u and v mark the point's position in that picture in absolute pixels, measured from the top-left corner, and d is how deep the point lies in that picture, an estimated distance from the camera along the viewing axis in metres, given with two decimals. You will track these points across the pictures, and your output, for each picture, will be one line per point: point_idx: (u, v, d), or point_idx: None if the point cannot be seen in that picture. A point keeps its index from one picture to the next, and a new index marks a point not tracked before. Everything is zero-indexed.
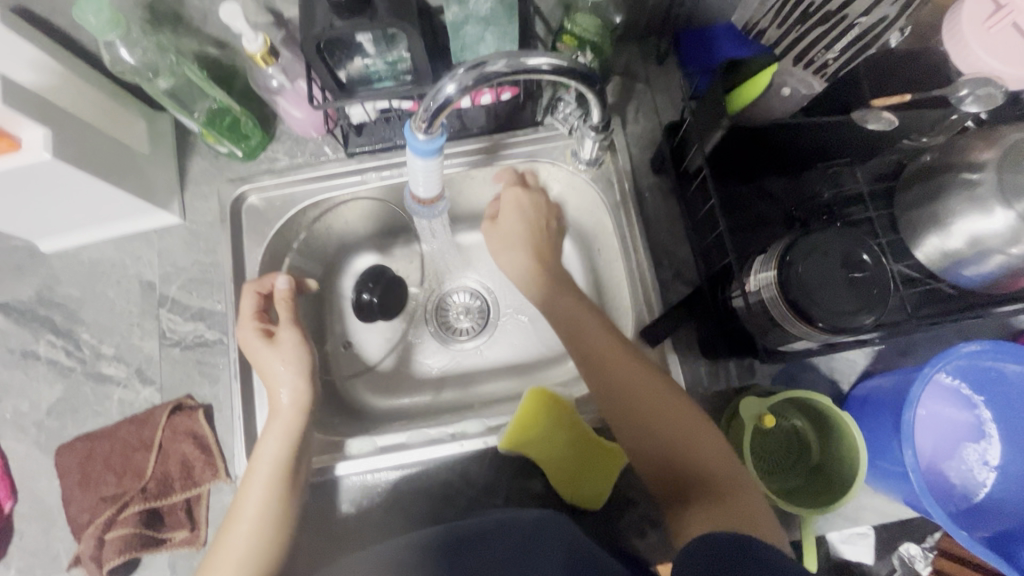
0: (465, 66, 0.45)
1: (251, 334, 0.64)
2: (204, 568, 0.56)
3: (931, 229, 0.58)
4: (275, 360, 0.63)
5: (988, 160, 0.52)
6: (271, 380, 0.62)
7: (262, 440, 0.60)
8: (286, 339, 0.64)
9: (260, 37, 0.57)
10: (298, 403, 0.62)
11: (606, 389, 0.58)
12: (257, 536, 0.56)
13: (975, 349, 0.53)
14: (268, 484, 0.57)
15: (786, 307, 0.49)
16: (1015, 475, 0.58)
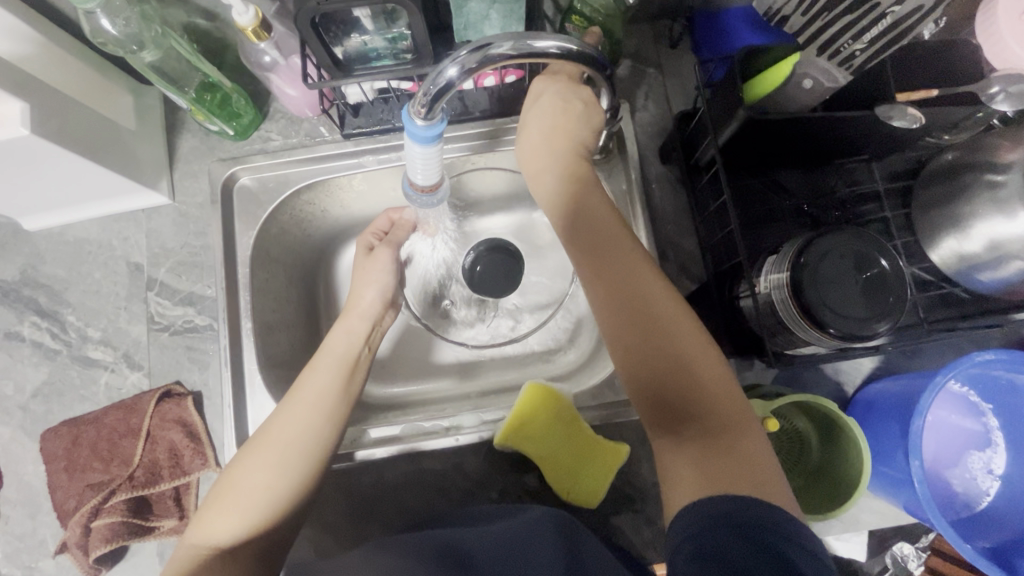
0: (469, 48, 0.42)
1: (363, 247, 0.66)
2: (256, 439, 0.54)
3: (948, 230, 0.55)
4: (367, 267, 0.64)
5: (1014, 161, 0.50)
6: (359, 289, 0.63)
7: (333, 334, 0.60)
8: (380, 257, 0.64)
9: (250, 10, 0.54)
10: (366, 312, 0.62)
11: (633, 324, 0.51)
12: (311, 418, 0.54)
13: (990, 358, 0.51)
14: (334, 367, 0.57)
15: (797, 312, 0.47)
16: (1019, 485, 0.57)
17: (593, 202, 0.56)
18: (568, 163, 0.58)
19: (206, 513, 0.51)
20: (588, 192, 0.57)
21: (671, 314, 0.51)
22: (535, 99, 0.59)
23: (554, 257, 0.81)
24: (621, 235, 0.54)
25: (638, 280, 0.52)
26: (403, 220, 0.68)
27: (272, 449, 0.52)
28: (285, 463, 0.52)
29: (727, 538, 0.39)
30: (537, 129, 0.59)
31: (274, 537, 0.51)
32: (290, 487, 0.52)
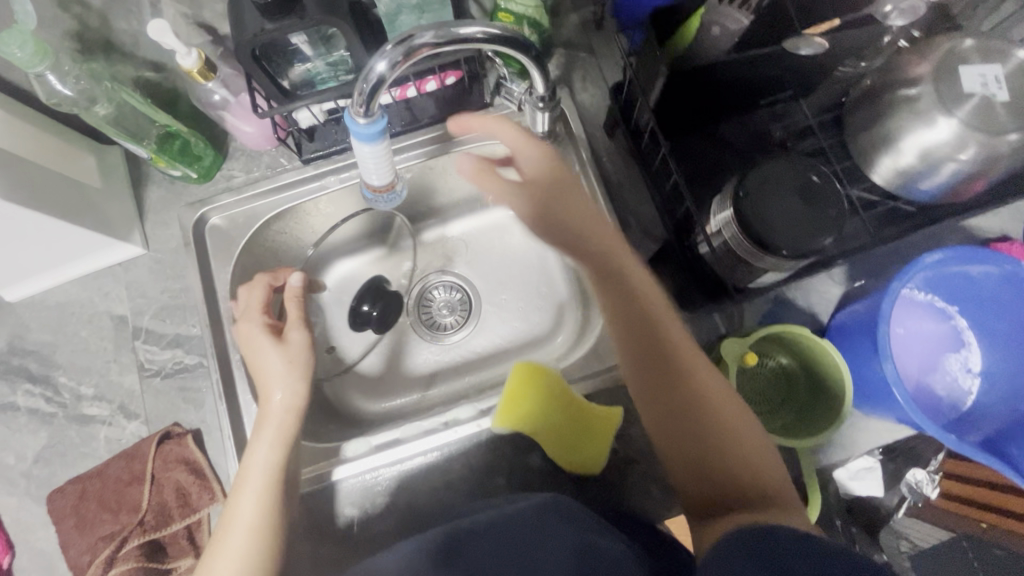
0: (393, 42, 0.43)
1: (257, 329, 0.60)
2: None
3: (883, 151, 0.58)
4: (275, 359, 0.59)
5: (923, 74, 0.54)
6: (265, 381, 0.58)
7: (253, 446, 0.56)
8: (295, 341, 0.60)
9: (193, 52, 0.57)
10: (291, 409, 0.58)
11: (671, 388, 0.54)
12: (260, 532, 0.52)
13: (935, 261, 0.54)
14: (262, 492, 0.53)
15: (747, 243, 0.50)
16: (998, 378, 0.59)
17: (615, 274, 0.59)
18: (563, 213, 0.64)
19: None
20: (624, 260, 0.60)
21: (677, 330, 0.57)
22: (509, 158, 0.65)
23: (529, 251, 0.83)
24: (652, 306, 0.58)
25: (677, 348, 0.55)
26: (292, 288, 0.64)
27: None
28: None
29: (803, 553, 0.34)
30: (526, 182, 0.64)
31: None
32: None
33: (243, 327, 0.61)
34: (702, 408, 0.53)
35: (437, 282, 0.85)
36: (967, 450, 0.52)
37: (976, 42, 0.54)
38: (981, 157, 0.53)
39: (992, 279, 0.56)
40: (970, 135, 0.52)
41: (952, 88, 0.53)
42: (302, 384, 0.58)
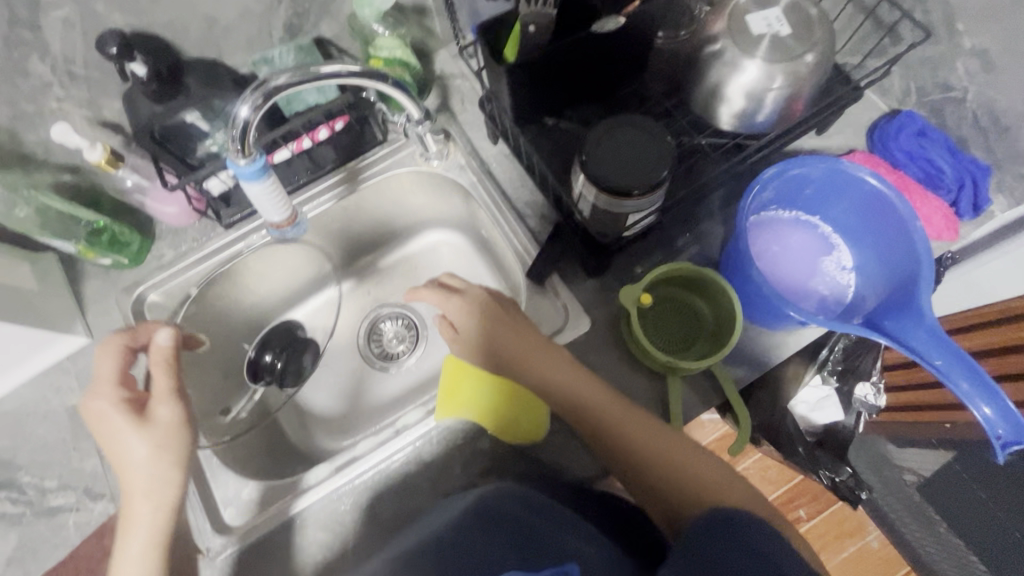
0: (250, 89, 0.51)
1: (111, 410, 0.60)
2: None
3: (715, 102, 0.67)
4: (135, 439, 0.59)
5: (719, 32, 0.63)
6: (126, 465, 0.59)
7: (132, 523, 0.58)
8: (163, 419, 0.61)
9: (98, 146, 0.65)
10: (161, 484, 0.59)
11: (615, 448, 0.62)
12: None
13: (772, 174, 0.63)
14: (137, 571, 0.56)
15: (607, 194, 0.56)
16: (869, 268, 0.65)
17: (530, 348, 0.68)
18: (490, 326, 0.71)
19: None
20: (526, 343, 0.69)
21: (603, 405, 0.63)
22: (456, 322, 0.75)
23: (460, 265, 0.91)
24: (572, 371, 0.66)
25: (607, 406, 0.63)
26: (161, 346, 0.65)
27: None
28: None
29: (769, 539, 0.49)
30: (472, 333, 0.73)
31: None
32: None
33: (95, 406, 0.60)
34: (631, 444, 0.62)
35: (383, 315, 0.92)
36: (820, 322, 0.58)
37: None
38: (789, 82, 0.63)
39: (828, 182, 0.64)
40: (775, 67, 0.62)
41: (746, 36, 0.62)
42: (172, 466, 0.59)
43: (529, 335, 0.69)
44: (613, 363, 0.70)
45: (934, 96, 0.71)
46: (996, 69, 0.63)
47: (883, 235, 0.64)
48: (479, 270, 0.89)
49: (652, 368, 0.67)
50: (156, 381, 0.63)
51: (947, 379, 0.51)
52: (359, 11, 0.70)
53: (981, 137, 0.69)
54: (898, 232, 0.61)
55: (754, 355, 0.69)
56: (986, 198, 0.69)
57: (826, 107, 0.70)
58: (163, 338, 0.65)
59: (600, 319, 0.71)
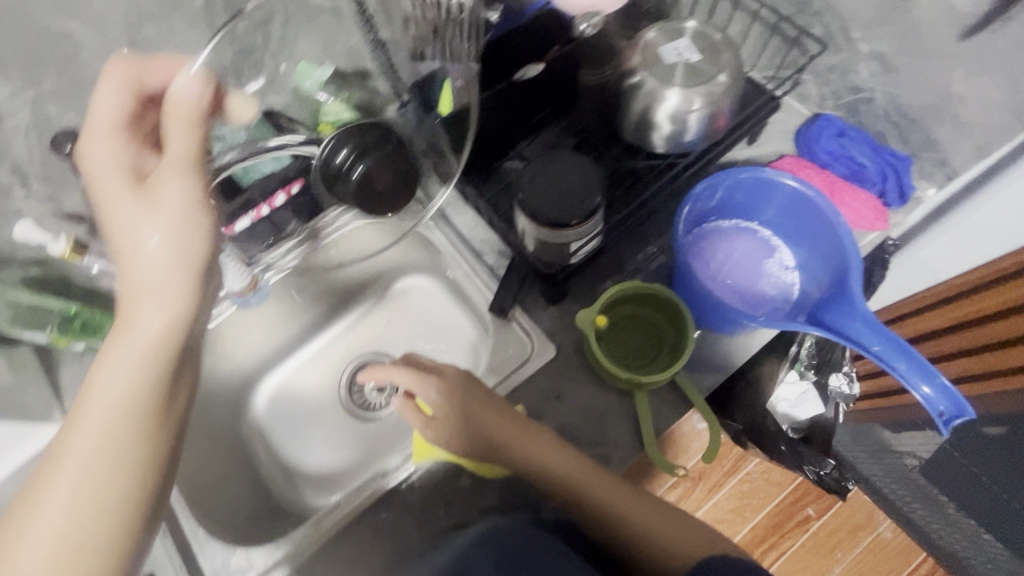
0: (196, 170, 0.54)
1: (124, 167, 0.51)
2: (25, 496, 0.46)
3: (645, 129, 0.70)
4: (137, 220, 0.49)
5: (636, 65, 0.67)
6: (128, 241, 0.49)
7: (126, 327, 0.49)
8: (163, 194, 0.49)
9: (58, 238, 0.65)
10: (168, 257, 0.49)
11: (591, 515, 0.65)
12: (90, 475, 0.46)
13: (701, 189, 0.67)
14: (102, 413, 0.47)
15: (546, 227, 0.59)
16: (807, 266, 0.69)
17: (500, 424, 0.66)
18: (473, 410, 0.67)
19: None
20: (495, 418, 0.66)
21: (602, 491, 0.64)
22: (432, 405, 0.69)
23: (431, 307, 0.91)
24: (546, 444, 0.65)
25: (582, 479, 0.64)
26: (177, 101, 0.51)
27: (42, 513, 0.44)
28: (68, 530, 0.45)
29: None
30: (450, 416, 0.67)
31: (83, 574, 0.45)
32: (98, 537, 0.46)
33: (99, 160, 0.52)
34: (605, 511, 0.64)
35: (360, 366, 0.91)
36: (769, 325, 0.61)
37: (658, 31, 0.69)
38: (707, 102, 0.66)
39: (755, 189, 0.68)
40: (691, 91, 0.66)
41: (661, 67, 0.67)
42: (172, 239, 0.49)
43: (497, 408, 0.67)
44: (582, 385, 0.72)
45: (847, 98, 0.76)
46: (894, 69, 0.68)
47: (810, 233, 0.68)
48: (451, 308, 0.89)
49: (618, 386, 0.69)
50: (174, 136, 0.50)
51: (885, 362, 0.54)
52: (302, 83, 0.75)
53: (896, 130, 0.74)
54: (825, 228, 0.65)
55: (717, 361, 0.72)
56: (910, 185, 0.73)
57: (750, 120, 0.75)
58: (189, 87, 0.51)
59: (564, 343, 0.74)
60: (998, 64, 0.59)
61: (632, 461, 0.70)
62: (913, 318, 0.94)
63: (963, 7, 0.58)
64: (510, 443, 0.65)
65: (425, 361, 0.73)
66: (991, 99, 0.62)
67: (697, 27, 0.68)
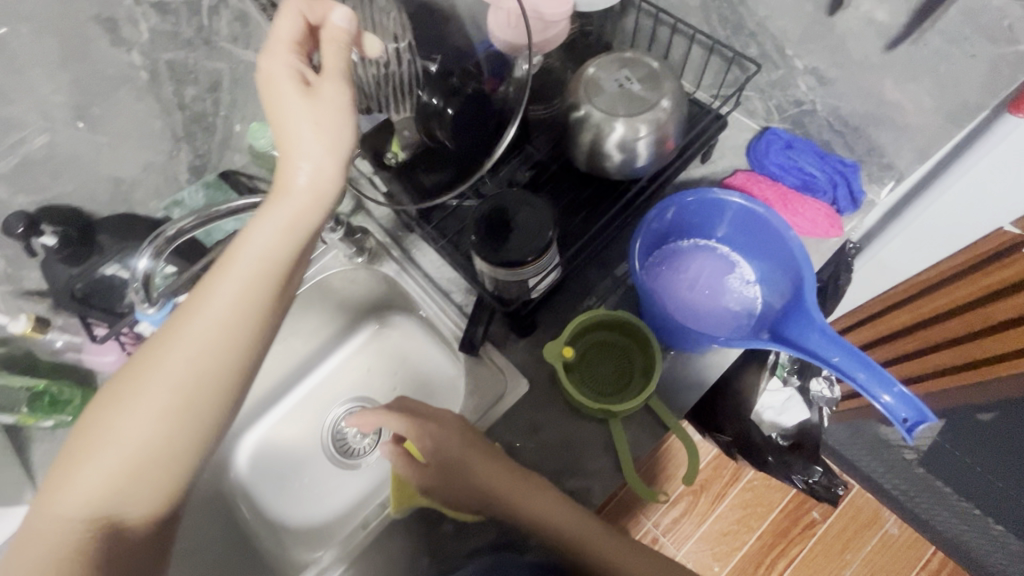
0: (148, 239, 0.53)
1: (286, 72, 0.49)
2: (139, 363, 0.48)
3: (597, 161, 0.70)
4: (303, 116, 0.49)
5: (580, 99, 0.68)
6: (291, 145, 0.49)
7: (253, 226, 0.50)
8: (331, 92, 0.49)
9: (20, 317, 0.69)
10: (298, 189, 0.50)
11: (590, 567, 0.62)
12: (189, 388, 0.48)
13: (653, 214, 0.68)
14: (210, 324, 0.49)
15: (502, 266, 0.60)
16: (767, 278, 0.70)
17: (497, 473, 0.63)
18: (467, 461, 0.63)
19: (48, 493, 0.47)
20: (493, 467, 0.63)
21: (599, 541, 0.62)
22: (427, 454, 0.64)
23: (409, 346, 0.90)
24: (544, 495, 0.62)
25: (580, 529, 0.61)
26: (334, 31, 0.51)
27: (156, 386, 0.48)
28: (170, 413, 0.48)
29: None
30: (443, 467, 0.63)
31: (163, 477, 0.48)
32: (190, 442, 0.49)
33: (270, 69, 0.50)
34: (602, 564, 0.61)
35: (343, 414, 0.90)
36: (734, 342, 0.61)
37: (597, 65, 0.70)
38: (654, 128, 0.67)
39: (709, 209, 0.70)
40: (636, 119, 0.66)
41: (605, 98, 0.68)
42: (333, 153, 0.50)
43: (494, 457, 0.64)
44: (557, 418, 0.72)
45: (791, 111, 0.77)
46: (830, 82, 0.70)
47: (767, 245, 0.69)
48: (427, 346, 0.88)
49: (592, 415, 0.69)
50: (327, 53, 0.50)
51: (845, 374, 0.56)
52: (256, 142, 0.73)
53: (841, 139, 0.75)
54: (778, 242, 0.67)
55: (690, 382, 0.72)
56: (861, 189, 0.75)
57: (700, 140, 0.77)
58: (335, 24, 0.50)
59: (537, 376, 0.74)
60: (925, 72, 0.61)
61: (613, 491, 0.69)
62: (885, 315, 0.95)
63: (885, 21, 0.59)
64: (507, 494, 0.62)
65: (416, 406, 0.67)
66: (923, 106, 0.64)
67: (634, 57, 0.70)
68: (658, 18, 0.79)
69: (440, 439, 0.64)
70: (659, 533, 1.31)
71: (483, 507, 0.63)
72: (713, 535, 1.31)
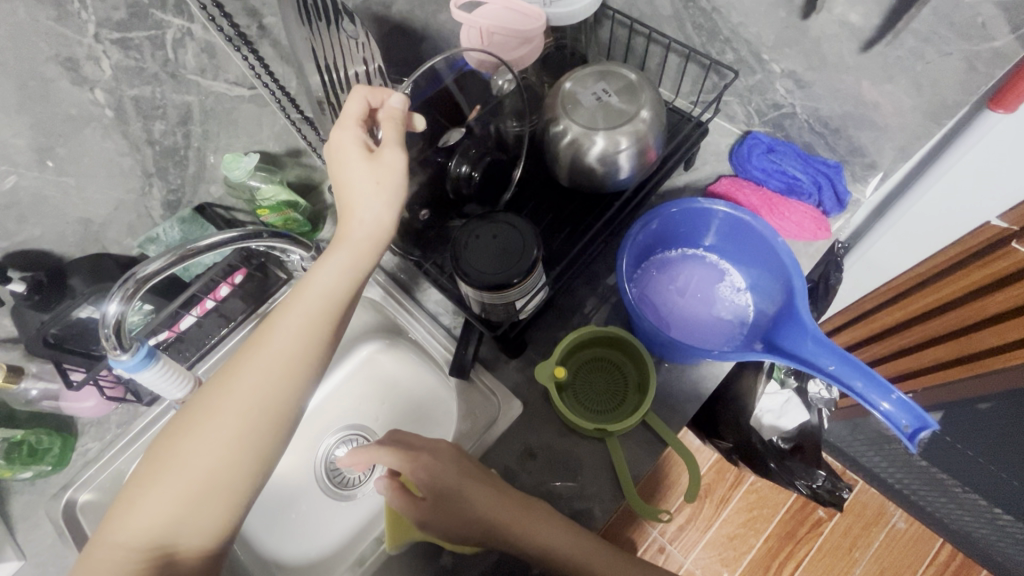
0: (119, 284, 0.50)
1: (353, 140, 0.54)
2: (204, 395, 0.52)
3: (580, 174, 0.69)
4: (365, 178, 0.53)
5: (560, 112, 0.67)
6: (353, 196, 0.53)
7: (317, 270, 0.54)
8: (389, 159, 0.53)
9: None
10: (357, 241, 0.54)
11: None
12: (246, 425, 0.50)
13: (638, 226, 0.66)
14: (269, 365, 0.52)
15: (486, 290, 0.58)
16: (758, 285, 0.69)
17: (498, 501, 0.61)
18: (464, 489, 0.61)
19: (113, 517, 0.49)
20: (494, 496, 0.61)
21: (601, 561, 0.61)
22: (422, 486, 0.61)
23: (400, 372, 0.88)
24: (548, 521, 0.61)
25: (584, 551, 0.61)
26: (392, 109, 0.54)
27: (221, 417, 0.50)
28: (227, 446, 0.50)
29: None
30: (439, 498, 0.61)
31: (216, 509, 0.50)
32: (241, 478, 0.51)
33: (335, 140, 0.54)
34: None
35: (335, 444, 0.87)
36: (728, 354, 0.60)
37: (573, 79, 0.69)
38: (634, 140, 0.65)
39: (695, 218, 0.69)
40: (615, 132, 0.65)
41: (583, 113, 0.66)
42: (391, 206, 0.54)
43: (494, 485, 0.62)
44: (553, 439, 0.70)
45: (771, 114, 0.77)
46: (808, 85, 0.70)
47: (755, 252, 0.68)
48: (419, 369, 0.86)
49: (588, 435, 0.67)
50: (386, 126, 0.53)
51: (842, 381, 0.55)
52: (230, 173, 0.72)
53: (823, 140, 0.74)
54: (766, 250, 0.66)
55: (685, 395, 0.70)
56: (846, 190, 0.74)
57: (682, 149, 0.76)
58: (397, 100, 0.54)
59: (530, 397, 0.72)
60: (901, 73, 0.60)
61: (614, 512, 0.67)
62: (878, 312, 0.95)
63: (858, 23, 0.59)
64: (511, 523, 0.60)
65: (410, 438, 0.64)
66: (901, 105, 0.63)
67: (610, 69, 0.69)
68: (632, 28, 0.79)
69: (438, 470, 0.62)
70: (665, 541, 1.29)
71: (484, 538, 0.61)
72: (719, 540, 1.29)
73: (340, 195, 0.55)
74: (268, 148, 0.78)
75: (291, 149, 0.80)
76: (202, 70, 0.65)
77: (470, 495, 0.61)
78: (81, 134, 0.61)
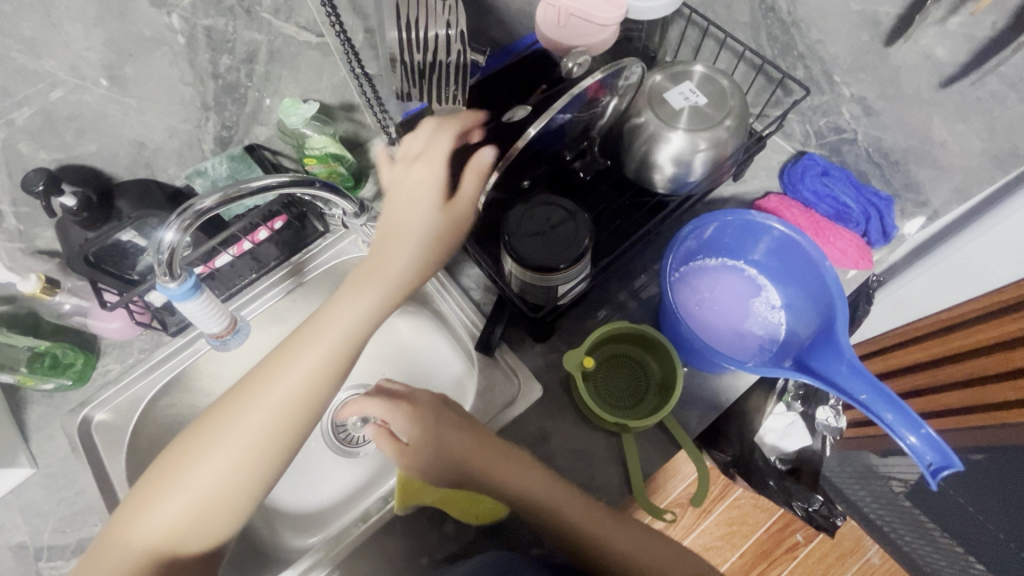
0: (175, 213, 0.50)
1: (434, 183, 0.59)
2: (219, 413, 0.52)
3: (651, 171, 0.69)
4: (422, 219, 0.58)
5: (643, 105, 0.67)
6: (404, 231, 0.58)
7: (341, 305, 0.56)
8: (460, 208, 0.59)
9: (32, 277, 0.67)
10: (395, 272, 0.58)
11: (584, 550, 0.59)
12: (261, 446, 0.52)
13: (689, 231, 0.67)
14: (288, 388, 0.53)
15: (533, 271, 0.58)
16: (795, 307, 0.69)
17: (481, 448, 0.62)
18: (447, 439, 0.62)
19: (119, 522, 0.51)
20: (473, 443, 0.62)
21: (591, 524, 0.60)
22: (408, 434, 0.62)
23: (419, 341, 0.88)
24: (530, 473, 0.61)
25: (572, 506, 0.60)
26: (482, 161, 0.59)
27: (234, 437, 0.51)
28: (237, 467, 0.51)
29: None
30: (425, 448, 0.61)
31: (218, 525, 0.51)
32: (248, 495, 0.52)
33: (414, 173, 0.59)
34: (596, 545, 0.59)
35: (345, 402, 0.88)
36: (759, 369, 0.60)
37: (664, 75, 0.68)
38: (712, 145, 0.65)
39: (744, 231, 0.69)
40: (696, 134, 0.65)
41: (666, 108, 0.66)
42: (434, 252, 0.59)
43: (480, 433, 0.63)
44: (569, 428, 0.71)
45: (830, 138, 0.77)
46: (876, 113, 0.69)
47: (800, 274, 0.68)
48: (438, 341, 0.86)
49: (606, 427, 0.68)
50: (468, 179, 0.59)
51: (872, 411, 0.55)
52: (286, 118, 0.72)
53: (878, 171, 0.75)
54: (812, 272, 0.66)
55: (705, 403, 0.71)
56: (893, 224, 0.74)
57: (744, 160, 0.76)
58: (485, 155, 0.59)
59: (551, 384, 0.73)
60: (976, 114, 0.60)
61: (618, 505, 0.68)
62: (899, 351, 0.96)
63: (944, 58, 0.58)
64: (492, 470, 0.61)
65: (397, 387, 0.65)
66: (969, 147, 0.63)
67: (704, 72, 0.68)
68: (707, 31, 0.78)
69: (436, 436, 0.62)
70: None
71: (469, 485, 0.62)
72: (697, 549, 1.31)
73: (389, 221, 0.59)
74: (325, 99, 0.78)
75: (346, 103, 0.80)
76: (277, 11, 0.64)
77: (454, 443, 0.62)
78: (150, 56, 0.60)
